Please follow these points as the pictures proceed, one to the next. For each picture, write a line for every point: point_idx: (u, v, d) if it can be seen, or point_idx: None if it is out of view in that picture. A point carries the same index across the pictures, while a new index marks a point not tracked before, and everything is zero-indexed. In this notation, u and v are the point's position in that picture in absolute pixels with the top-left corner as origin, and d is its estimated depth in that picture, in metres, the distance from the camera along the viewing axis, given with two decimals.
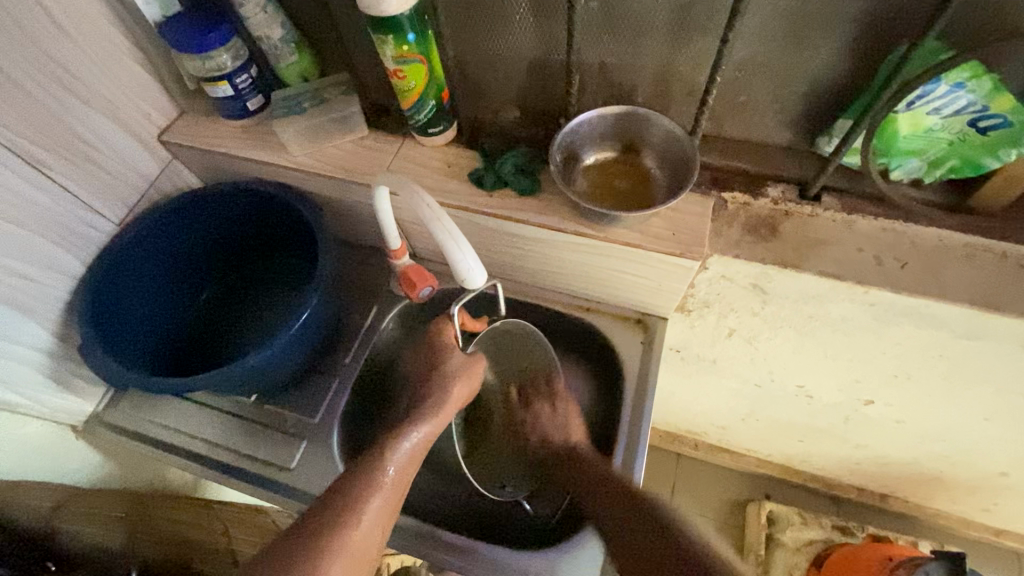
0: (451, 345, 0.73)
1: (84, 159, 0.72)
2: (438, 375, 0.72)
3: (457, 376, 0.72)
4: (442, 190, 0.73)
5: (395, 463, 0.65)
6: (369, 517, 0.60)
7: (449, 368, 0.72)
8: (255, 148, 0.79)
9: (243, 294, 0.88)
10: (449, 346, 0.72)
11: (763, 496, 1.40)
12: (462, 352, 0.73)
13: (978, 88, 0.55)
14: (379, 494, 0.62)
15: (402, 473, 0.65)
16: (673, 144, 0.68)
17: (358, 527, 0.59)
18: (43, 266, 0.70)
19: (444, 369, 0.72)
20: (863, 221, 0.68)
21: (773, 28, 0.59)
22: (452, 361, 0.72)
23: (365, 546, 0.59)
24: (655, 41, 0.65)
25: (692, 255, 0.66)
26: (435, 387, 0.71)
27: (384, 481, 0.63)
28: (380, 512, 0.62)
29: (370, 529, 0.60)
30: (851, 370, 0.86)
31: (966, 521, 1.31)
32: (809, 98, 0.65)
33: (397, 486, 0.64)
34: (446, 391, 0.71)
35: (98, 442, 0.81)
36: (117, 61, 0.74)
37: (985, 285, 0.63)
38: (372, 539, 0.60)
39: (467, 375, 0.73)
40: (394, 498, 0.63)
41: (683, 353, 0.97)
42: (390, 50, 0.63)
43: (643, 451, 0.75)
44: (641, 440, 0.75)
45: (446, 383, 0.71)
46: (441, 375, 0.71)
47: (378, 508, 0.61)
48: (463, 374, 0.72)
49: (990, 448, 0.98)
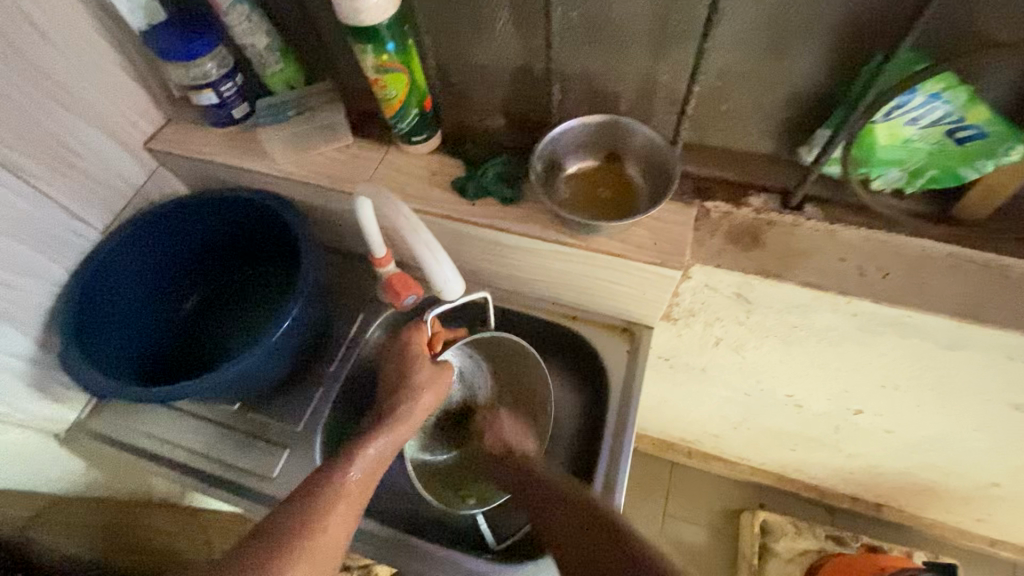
0: (422, 356, 0.73)
1: (68, 167, 0.72)
2: (408, 384, 0.72)
3: (426, 386, 0.72)
4: (424, 198, 0.73)
5: (360, 466, 0.64)
6: (334, 522, 0.60)
7: (417, 379, 0.72)
8: (240, 155, 0.79)
9: (227, 304, 0.88)
10: (420, 357, 0.73)
11: (757, 505, 1.38)
12: (430, 364, 0.73)
13: (954, 98, 0.55)
14: (344, 499, 0.62)
15: (368, 477, 0.65)
16: (655, 154, 0.68)
17: (321, 534, 0.59)
18: (23, 272, 0.69)
19: (412, 380, 0.72)
20: (846, 230, 0.67)
21: (751, 38, 0.59)
22: (420, 373, 0.72)
23: (329, 551, 0.59)
24: (636, 49, 0.65)
25: (674, 264, 0.66)
26: (404, 395, 0.71)
27: (349, 489, 0.63)
28: (345, 517, 0.61)
29: (335, 534, 0.60)
30: (839, 379, 0.85)
31: (961, 531, 1.30)
32: (789, 107, 0.65)
33: (360, 492, 0.63)
34: (415, 401, 0.71)
35: (78, 450, 0.81)
36: (101, 69, 0.74)
37: (968, 296, 0.63)
38: (337, 544, 0.60)
39: (435, 387, 0.73)
40: (356, 503, 0.63)
41: (671, 360, 0.97)
42: (370, 59, 0.64)
43: (625, 465, 0.74)
44: (624, 457, 0.74)
45: (413, 396, 0.71)
46: (412, 385, 0.72)
47: (343, 512, 0.61)
48: (431, 384, 0.73)
49: (981, 459, 0.97)
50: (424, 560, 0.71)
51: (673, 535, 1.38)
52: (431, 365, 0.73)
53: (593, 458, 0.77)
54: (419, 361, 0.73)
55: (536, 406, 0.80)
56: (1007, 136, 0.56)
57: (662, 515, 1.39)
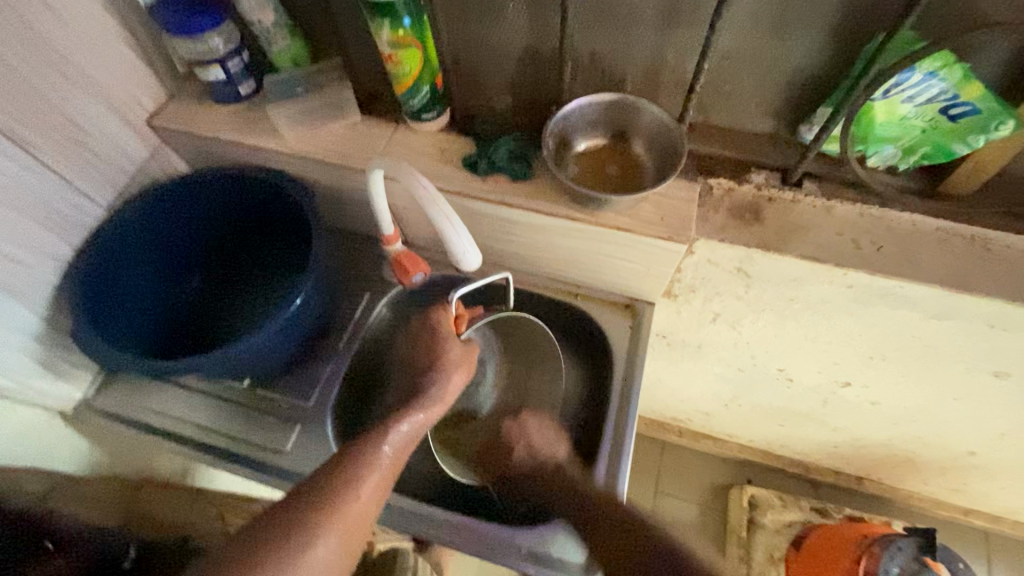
0: (450, 336, 0.75)
1: (75, 144, 0.71)
2: (437, 365, 0.74)
3: (456, 367, 0.74)
4: (435, 176, 0.74)
5: (393, 441, 0.65)
6: (366, 491, 0.60)
7: (449, 360, 0.74)
8: (246, 133, 0.79)
9: (239, 281, 0.89)
10: (448, 338, 0.74)
11: (745, 481, 1.44)
12: (460, 345, 0.75)
13: (950, 76, 0.58)
14: (378, 471, 0.62)
15: (398, 454, 0.65)
16: (662, 133, 0.70)
17: (356, 501, 0.59)
18: (30, 247, 0.69)
19: (443, 362, 0.74)
20: (842, 206, 0.71)
21: (757, 19, 0.62)
22: (451, 353, 0.74)
23: (361, 521, 0.59)
24: (644, 30, 0.66)
25: (680, 238, 0.68)
26: (432, 376, 0.73)
27: (380, 461, 0.63)
28: (376, 489, 0.62)
29: (367, 503, 0.60)
30: (829, 353, 0.89)
31: (938, 501, 1.36)
32: (791, 87, 0.68)
33: (391, 466, 0.64)
34: (447, 380, 0.72)
35: (88, 428, 0.81)
36: (106, 43, 0.73)
37: (955, 266, 0.67)
38: (368, 515, 0.60)
39: (465, 367, 0.74)
40: (388, 478, 0.63)
41: (669, 338, 1.00)
42: (385, 34, 0.65)
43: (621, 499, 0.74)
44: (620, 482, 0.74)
45: (444, 376, 0.73)
46: (444, 364, 0.73)
47: (376, 481, 0.62)
48: (462, 364, 0.74)
49: (959, 428, 1.02)
50: (440, 525, 0.74)
51: (664, 510, 1.43)
52: (460, 345, 0.75)
53: (598, 439, 0.80)
54: (445, 343, 0.74)
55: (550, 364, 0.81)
56: (998, 114, 0.58)
57: (654, 492, 1.45)
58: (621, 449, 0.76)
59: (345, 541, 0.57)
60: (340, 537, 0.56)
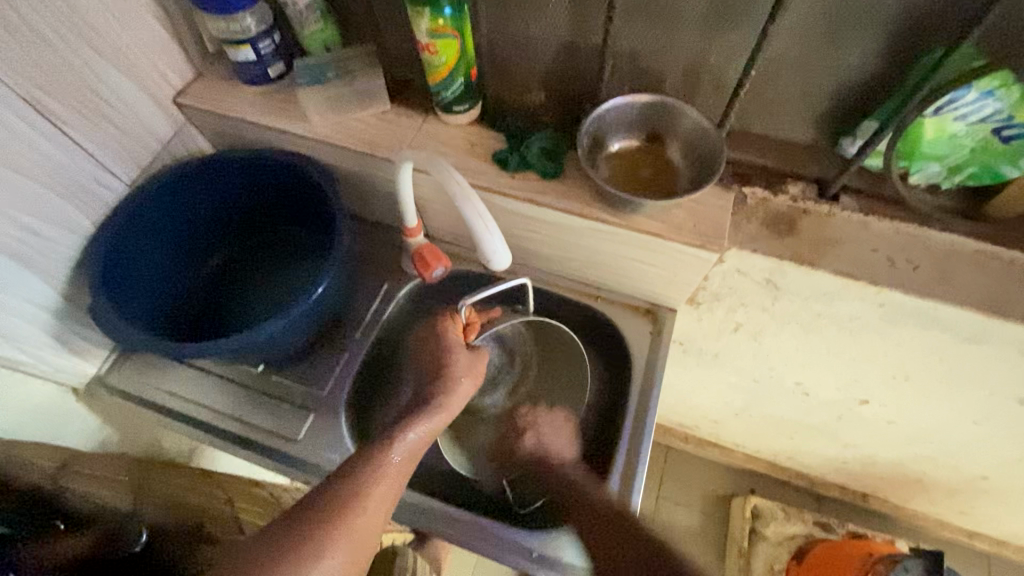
0: (459, 345, 0.74)
1: (99, 118, 0.70)
2: (444, 374, 0.72)
3: (464, 375, 0.72)
4: (464, 169, 0.73)
5: (400, 449, 0.63)
6: (375, 501, 0.59)
7: (455, 368, 0.72)
8: (274, 115, 0.78)
9: (257, 264, 0.88)
10: (456, 346, 0.74)
11: (748, 491, 1.43)
12: (467, 353, 0.74)
13: (1006, 96, 0.56)
14: (385, 482, 0.60)
15: (407, 463, 0.63)
16: (701, 139, 0.68)
17: (363, 511, 0.57)
18: (51, 221, 0.68)
19: (450, 371, 0.72)
20: (877, 222, 0.69)
21: (810, 26, 0.60)
22: (458, 361, 0.73)
23: (368, 532, 0.57)
24: (688, 32, 0.65)
25: (712, 247, 0.67)
26: (441, 384, 0.71)
27: (389, 469, 0.61)
28: (384, 499, 0.60)
29: (374, 514, 0.58)
30: (850, 369, 0.88)
31: (942, 522, 1.35)
32: (837, 97, 0.66)
33: (399, 475, 0.62)
34: (455, 388, 0.70)
35: (100, 403, 0.81)
36: (137, 17, 0.72)
37: (993, 290, 0.65)
38: (376, 524, 0.58)
39: (472, 375, 0.73)
40: (396, 487, 0.62)
41: (686, 345, 0.99)
42: (424, 23, 0.63)
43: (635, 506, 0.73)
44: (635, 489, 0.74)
45: (453, 383, 0.71)
46: (451, 375, 0.71)
47: (383, 493, 0.60)
48: (469, 372, 0.73)
49: (974, 451, 1.01)
50: (447, 521, 0.74)
51: (666, 515, 1.42)
52: (466, 353, 0.74)
53: (613, 444, 0.79)
54: (452, 350, 0.74)
55: (573, 385, 0.81)
56: None
57: (656, 497, 1.44)
58: (637, 457, 0.75)
59: (352, 554, 0.55)
60: (345, 551, 0.55)
